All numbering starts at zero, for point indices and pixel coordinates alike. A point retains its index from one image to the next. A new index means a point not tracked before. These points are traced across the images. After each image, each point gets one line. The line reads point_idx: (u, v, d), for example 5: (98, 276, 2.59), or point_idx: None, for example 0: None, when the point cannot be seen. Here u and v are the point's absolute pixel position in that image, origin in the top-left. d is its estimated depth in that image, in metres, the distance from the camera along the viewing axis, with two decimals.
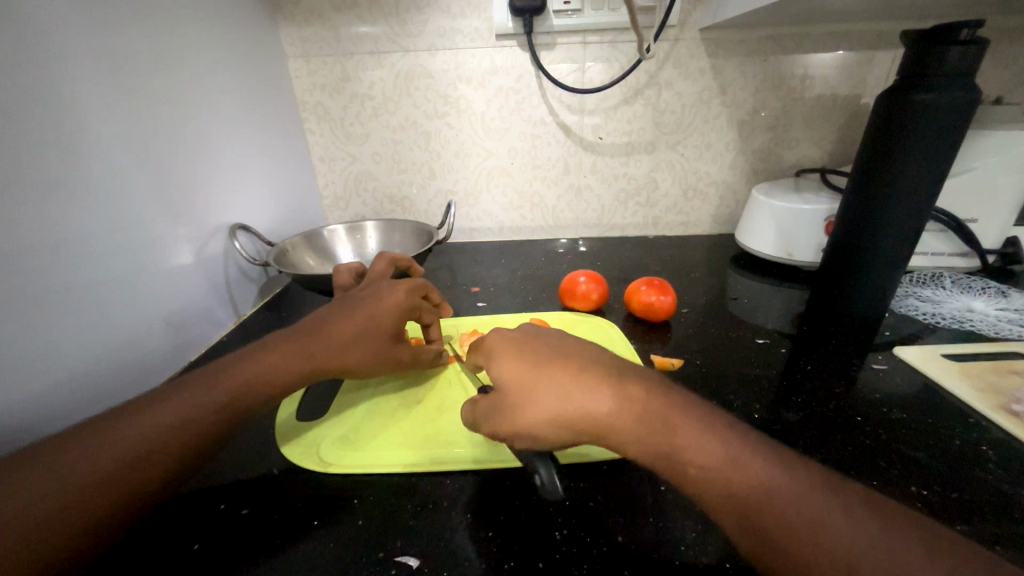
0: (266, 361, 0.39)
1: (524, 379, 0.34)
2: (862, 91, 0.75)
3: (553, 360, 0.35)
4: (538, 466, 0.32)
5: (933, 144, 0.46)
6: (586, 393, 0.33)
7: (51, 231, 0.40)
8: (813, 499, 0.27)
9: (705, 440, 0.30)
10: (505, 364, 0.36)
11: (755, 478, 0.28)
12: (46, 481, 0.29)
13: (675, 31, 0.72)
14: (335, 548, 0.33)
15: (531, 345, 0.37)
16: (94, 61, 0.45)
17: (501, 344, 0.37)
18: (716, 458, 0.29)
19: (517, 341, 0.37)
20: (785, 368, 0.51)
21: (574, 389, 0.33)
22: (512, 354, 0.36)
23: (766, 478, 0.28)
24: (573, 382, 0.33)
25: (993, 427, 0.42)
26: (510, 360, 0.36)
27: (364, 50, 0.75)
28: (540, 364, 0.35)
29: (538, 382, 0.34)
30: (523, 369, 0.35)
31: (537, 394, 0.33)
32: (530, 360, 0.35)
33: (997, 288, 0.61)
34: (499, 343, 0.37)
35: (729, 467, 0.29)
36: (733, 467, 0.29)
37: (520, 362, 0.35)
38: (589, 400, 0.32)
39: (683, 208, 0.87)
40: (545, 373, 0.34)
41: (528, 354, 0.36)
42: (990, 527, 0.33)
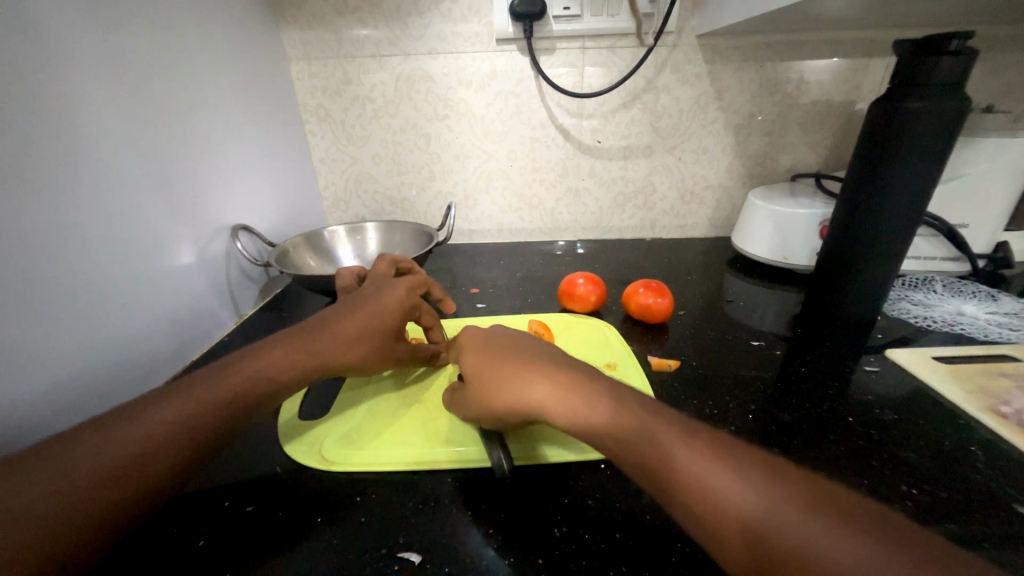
0: (269, 359, 0.40)
1: (479, 369, 0.39)
2: (856, 97, 0.77)
3: (510, 355, 0.39)
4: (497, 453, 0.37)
5: (923, 151, 0.47)
6: (528, 383, 0.36)
7: (53, 231, 0.40)
8: (785, 509, 0.26)
9: (688, 446, 0.30)
10: (470, 359, 0.41)
11: (698, 473, 0.28)
12: (54, 479, 0.29)
13: (673, 37, 0.73)
14: (339, 544, 0.33)
15: (496, 343, 0.41)
16: (95, 62, 0.45)
17: (471, 342, 0.42)
18: (697, 463, 0.29)
19: (484, 340, 0.42)
20: (780, 370, 0.51)
21: (523, 379, 0.36)
22: (474, 350, 0.41)
23: (710, 475, 0.28)
24: (522, 373, 0.37)
25: (982, 428, 0.43)
26: (472, 355, 0.41)
27: (365, 53, 0.76)
28: (498, 359, 0.39)
29: (493, 373, 0.38)
30: (482, 362, 0.39)
31: (493, 384, 0.38)
32: (487, 356, 0.40)
33: (987, 292, 0.63)
34: (469, 341, 0.42)
35: (695, 473, 0.28)
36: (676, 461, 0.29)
37: (482, 357, 0.40)
38: (534, 389, 0.36)
39: (680, 211, 0.88)
40: (500, 366, 0.38)
41: (490, 351, 0.40)
42: (977, 525, 0.34)
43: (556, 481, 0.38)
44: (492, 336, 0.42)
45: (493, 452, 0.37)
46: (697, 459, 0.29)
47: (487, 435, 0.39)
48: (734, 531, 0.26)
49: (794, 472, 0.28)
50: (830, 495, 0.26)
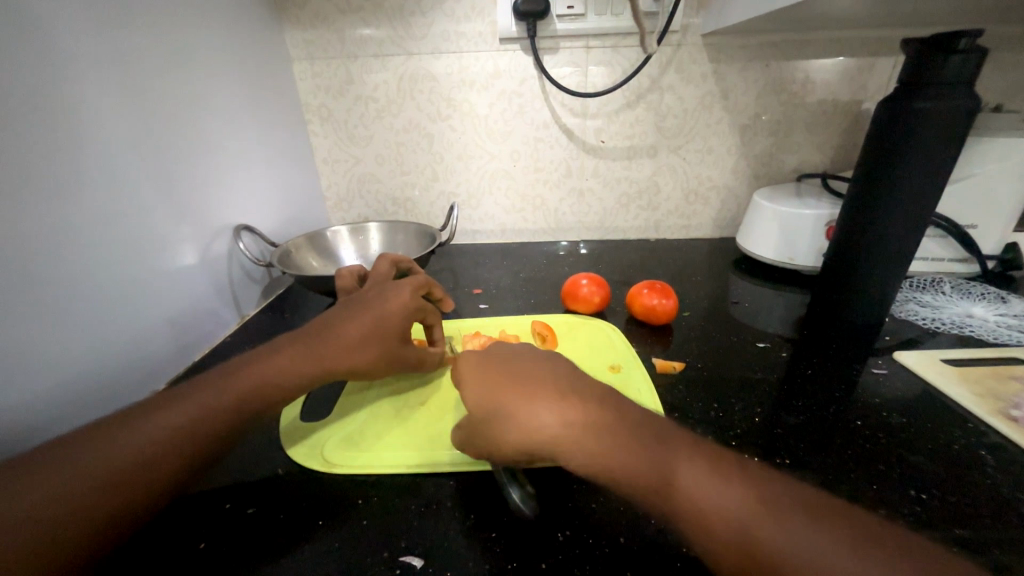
0: (272, 364, 0.39)
1: (485, 403, 0.36)
2: (862, 97, 0.76)
3: (516, 382, 0.36)
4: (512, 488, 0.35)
5: (932, 152, 0.46)
6: (542, 419, 0.33)
7: (55, 231, 0.40)
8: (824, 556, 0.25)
9: (716, 488, 0.28)
10: (473, 388, 0.37)
11: (725, 507, 0.27)
12: (56, 482, 0.29)
13: (678, 36, 0.72)
14: (340, 547, 0.33)
15: (500, 368, 0.38)
16: (97, 62, 0.45)
17: (472, 368, 0.39)
18: (726, 506, 0.27)
19: (486, 365, 0.38)
20: (786, 372, 0.51)
21: (533, 411, 0.34)
22: (479, 379, 0.38)
23: (737, 509, 0.27)
24: (531, 404, 0.34)
25: (991, 431, 0.42)
26: (477, 385, 0.37)
27: (368, 53, 0.76)
28: (503, 388, 0.36)
29: (501, 406, 0.35)
30: (488, 393, 0.36)
31: (502, 418, 0.34)
32: (493, 387, 0.36)
33: (996, 294, 0.62)
34: (469, 367, 0.39)
35: (726, 518, 0.27)
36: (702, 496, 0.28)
37: (487, 387, 0.37)
38: (547, 424, 0.33)
39: (684, 212, 0.87)
40: (508, 395, 0.35)
41: (495, 378, 0.37)
42: (988, 530, 0.33)
43: (560, 485, 0.37)
44: (494, 359, 0.39)
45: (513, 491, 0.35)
46: (721, 491, 0.28)
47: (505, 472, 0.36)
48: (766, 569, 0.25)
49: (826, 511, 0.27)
50: (869, 537, 0.25)
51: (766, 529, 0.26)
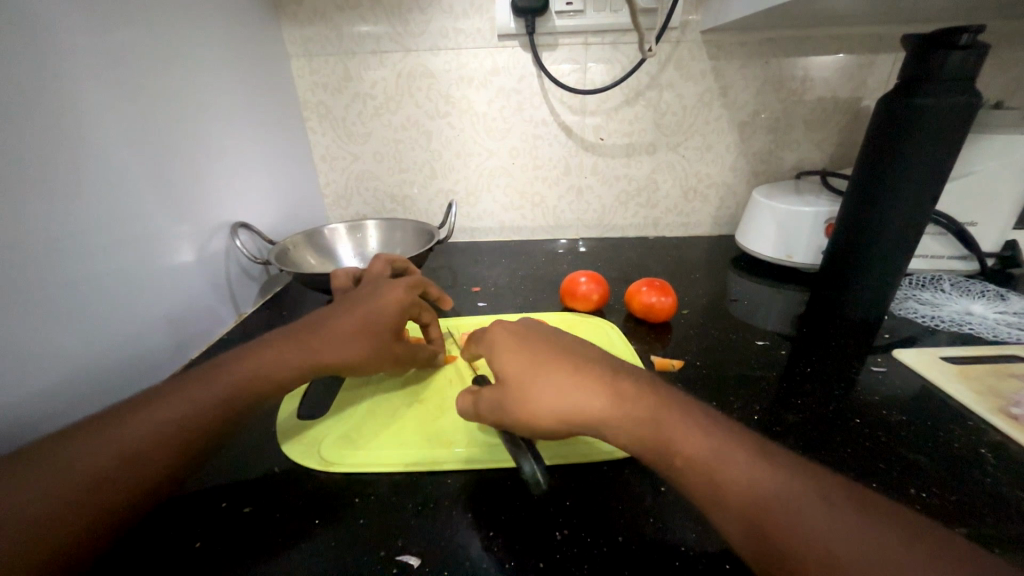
0: (267, 358, 0.39)
1: (519, 371, 0.36)
2: (862, 94, 0.76)
3: (552, 354, 0.37)
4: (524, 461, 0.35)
5: (932, 148, 0.46)
6: (580, 390, 0.34)
7: (50, 228, 0.40)
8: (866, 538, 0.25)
9: (754, 469, 0.28)
10: (507, 358, 0.38)
11: (749, 476, 0.28)
12: (49, 479, 0.29)
13: (677, 33, 0.72)
14: (336, 547, 0.33)
15: (534, 340, 0.38)
16: (92, 56, 0.44)
17: (503, 339, 0.39)
18: (765, 485, 0.27)
19: (520, 337, 0.39)
20: (785, 370, 0.51)
21: (571, 382, 0.34)
22: (512, 350, 0.38)
23: (760, 478, 0.28)
24: (568, 375, 0.35)
25: (991, 429, 0.42)
26: (511, 354, 0.38)
27: (366, 50, 0.75)
28: (540, 358, 0.37)
29: (536, 375, 0.36)
30: (524, 363, 0.37)
31: (536, 386, 0.35)
32: (528, 357, 0.37)
33: (995, 291, 0.62)
34: (501, 337, 0.39)
35: (766, 495, 0.27)
36: (725, 463, 0.29)
37: (522, 357, 0.37)
38: (584, 394, 0.34)
39: (683, 209, 0.87)
40: (544, 367, 0.36)
41: (529, 350, 0.37)
42: (988, 528, 0.33)
43: (559, 484, 0.37)
44: (526, 332, 0.40)
45: (525, 463, 0.36)
46: (745, 461, 0.29)
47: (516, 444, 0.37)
48: (783, 535, 0.26)
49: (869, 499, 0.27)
50: (909, 524, 0.25)
51: (787, 497, 0.27)
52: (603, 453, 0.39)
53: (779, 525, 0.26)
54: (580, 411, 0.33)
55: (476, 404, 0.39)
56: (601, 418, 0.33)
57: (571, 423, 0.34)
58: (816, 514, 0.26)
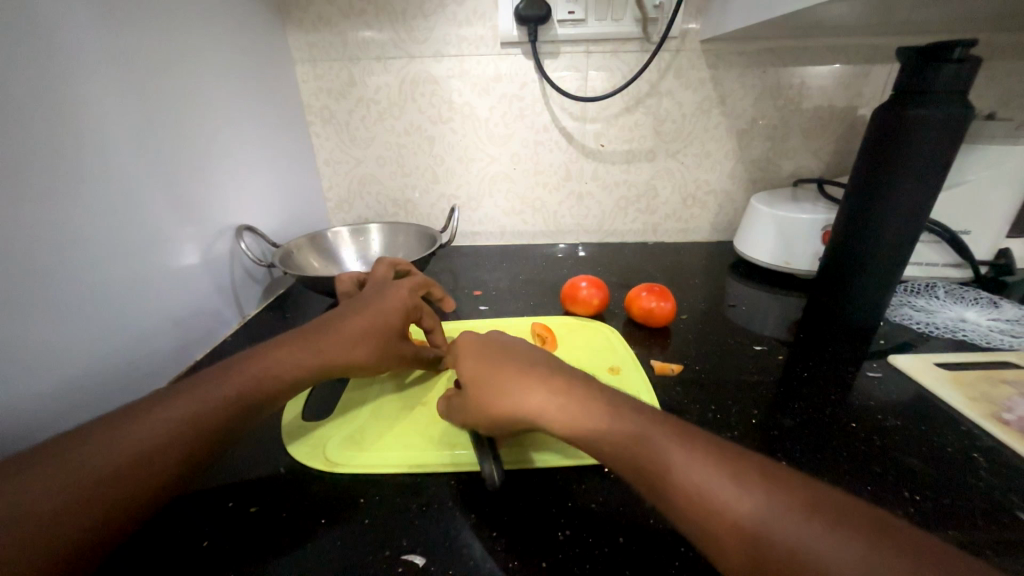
0: (272, 358, 0.40)
1: (475, 375, 0.39)
2: (859, 103, 0.77)
3: (510, 361, 0.39)
4: (483, 461, 0.37)
5: (926, 158, 0.47)
6: (530, 392, 0.36)
7: (53, 229, 0.40)
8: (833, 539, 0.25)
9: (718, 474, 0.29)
10: (467, 363, 0.40)
11: (705, 483, 0.29)
12: (61, 478, 0.29)
13: (677, 42, 0.73)
14: (343, 546, 0.33)
15: (495, 349, 0.41)
16: (98, 61, 0.45)
17: (467, 347, 0.42)
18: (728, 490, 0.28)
19: (483, 346, 0.41)
20: (782, 375, 0.52)
21: (522, 384, 0.37)
22: (472, 355, 0.41)
23: (718, 488, 0.28)
24: (521, 380, 0.37)
25: (984, 435, 0.43)
26: (470, 360, 0.40)
27: (371, 55, 0.76)
28: (497, 364, 0.39)
29: (490, 377, 0.38)
30: (482, 370, 0.39)
31: (490, 389, 0.38)
32: (485, 362, 0.39)
33: (989, 299, 0.63)
34: (465, 344, 0.42)
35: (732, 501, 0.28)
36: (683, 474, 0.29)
37: (479, 362, 0.40)
38: (534, 399, 0.36)
39: (682, 215, 0.88)
40: (500, 373, 0.38)
41: (490, 358, 0.40)
42: (982, 532, 0.34)
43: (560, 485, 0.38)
44: (491, 341, 0.42)
45: (485, 464, 0.37)
46: (700, 470, 0.29)
47: (480, 443, 0.38)
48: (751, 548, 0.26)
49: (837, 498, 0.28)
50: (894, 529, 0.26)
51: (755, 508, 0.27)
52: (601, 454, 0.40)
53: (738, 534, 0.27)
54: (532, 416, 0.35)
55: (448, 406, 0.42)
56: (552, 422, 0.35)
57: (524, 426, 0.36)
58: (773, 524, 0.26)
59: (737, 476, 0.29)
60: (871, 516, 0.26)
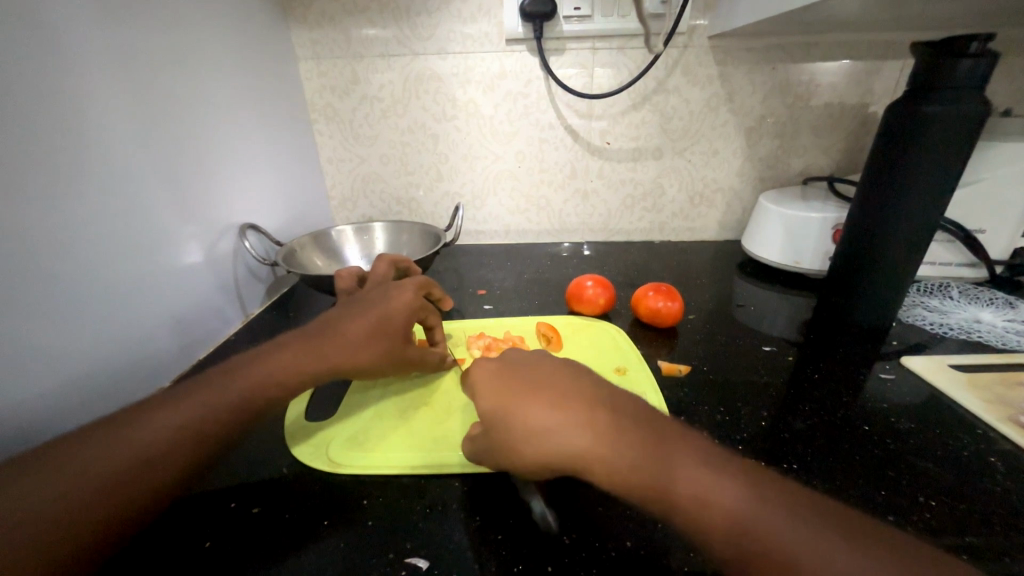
0: (277, 361, 0.39)
1: (497, 408, 0.35)
2: (869, 100, 0.76)
3: (530, 388, 0.35)
4: (534, 502, 0.34)
5: (942, 156, 0.46)
6: (562, 427, 0.32)
7: (56, 227, 0.40)
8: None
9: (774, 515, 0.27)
10: (485, 394, 0.37)
11: (760, 524, 0.27)
12: (61, 479, 0.29)
13: (684, 38, 0.72)
14: (345, 548, 0.33)
15: (512, 374, 0.37)
16: (100, 59, 0.45)
17: (483, 375, 0.38)
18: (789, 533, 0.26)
19: (497, 371, 0.38)
20: (792, 376, 0.51)
21: (551, 418, 0.33)
22: (491, 384, 0.37)
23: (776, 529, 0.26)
24: (546, 410, 0.33)
25: (1001, 438, 0.42)
26: (490, 390, 0.36)
27: (374, 53, 0.76)
28: (517, 393, 0.35)
29: (515, 412, 0.34)
30: (503, 401, 0.35)
31: (515, 424, 0.34)
32: (507, 392, 0.36)
33: (1003, 300, 0.62)
34: (480, 371, 0.38)
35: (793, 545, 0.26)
36: (710, 495, 0.28)
37: (500, 392, 0.36)
38: (564, 433, 0.32)
39: (689, 214, 0.87)
40: (524, 403, 0.34)
41: (506, 384, 0.36)
42: (1000, 539, 0.33)
43: (566, 486, 0.37)
44: (505, 365, 0.39)
45: (535, 503, 0.34)
46: (730, 496, 0.28)
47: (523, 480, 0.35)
48: None
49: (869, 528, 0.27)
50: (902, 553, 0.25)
51: (820, 552, 0.25)
52: None
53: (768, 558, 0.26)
54: (563, 452, 0.32)
55: (474, 446, 0.37)
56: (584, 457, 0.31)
57: (555, 466, 0.32)
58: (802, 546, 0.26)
59: (761, 495, 0.28)
60: (888, 542, 0.26)
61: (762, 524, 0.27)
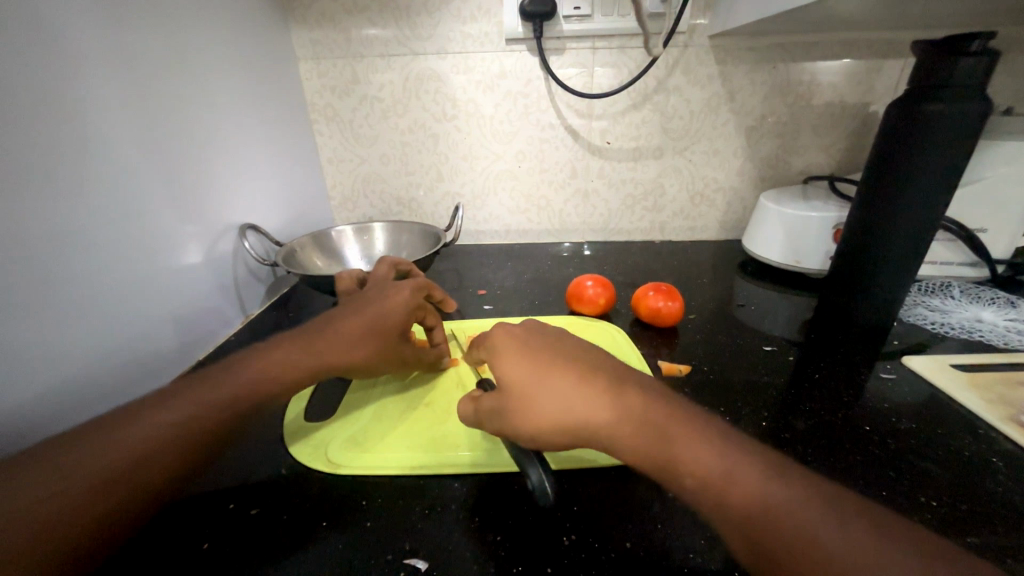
0: (275, 358, 0.39)
1: (517, 377, 0.35)
2: (870, 99, 0.75)
3: (554, 361, 0.35)
4: (529, 469, 0.34)
5: (944, 154, 0.45)
6: (584, 399, 0.33)
7: (53, 227, 0.40)
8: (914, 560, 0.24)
9: (791, 492, 0.27)
10: (506, 363, 0.36)
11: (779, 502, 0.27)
12: (60, 476, 0.29)
13: (684, 37, 0.72)
14: (344, 548, 0.33)
15: (535, 344, 0.37)
16: (101, 58, 0.45)
17: (505, 343, 0.38)
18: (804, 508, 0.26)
19: (520, 340, 0.38)
20: (793, 376, 0.50)
21: (574, 391, 0.33)
22: (513, 354, 0.37)
23: (793, 507, 0.26)
24: (570, 384, 0.34)
25: (1003, 438, 0.41)
26: (512, 359, 0.36)
27: (374, 53, 0.76)
28: (541, 365, 0.35)
29: (537, 382, 0.34)
30: (525, 369, 0.35)
31: (536, 395, 0.34)
32: (530, 362, 0.36)
33: (1005, 299, 0.61)
34: (502, 341, 0.38)
35: (811, 524, 0.26)
36: (729, 473, 0.28)
37: (523, 362, 0.36)
38: (586, 404, 0.33)
39: (690, 213, 0.87)
40: (545, 373, 0.35)
41: (529, 355, 0.36)
42: (1002, 539, 0.33)
43: (564, 488, 0.37)
44: (528, 335, 0.39)
45: (531, 471, 0.34)
46: (746, 472, 0.28)
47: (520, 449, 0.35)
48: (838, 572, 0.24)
49: (879, 518, 0.26)
50: (910, 541, 0.25)
51: (835, 529, 0.26)
52: (610, 458, 0.39)
53: (781, 537, 0.26)
54: (583, 421, 0.32)
55: (479, 414, 0.37)
56: (603, 426, 0.32)
57: (572, 436, 0.33)
58: (817, 522, 0.26)
59: (780, 477, 0.28)
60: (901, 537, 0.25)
61: (778, 506, 0.27)
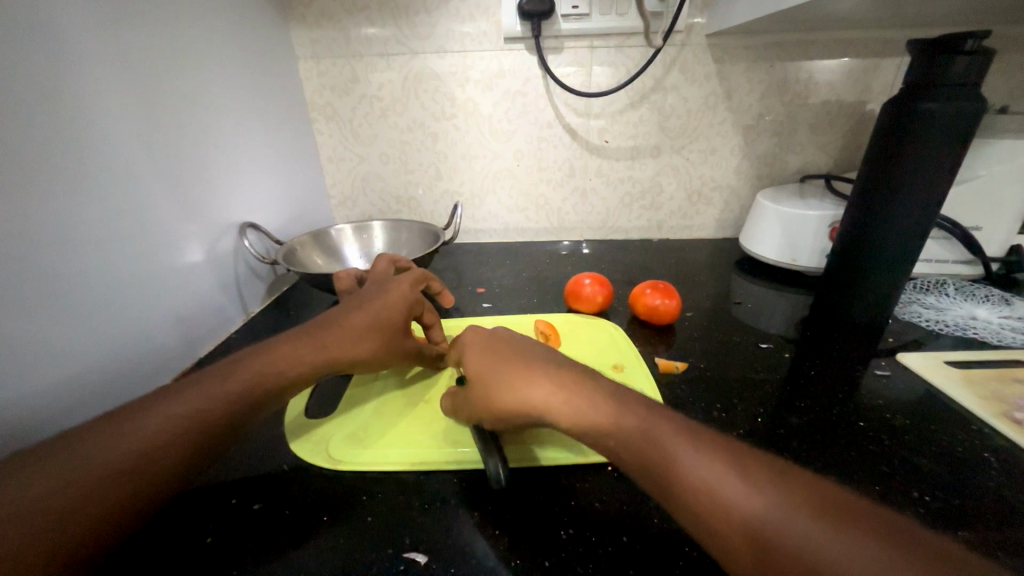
0: (279, 354, 0.40)
1: (483, 371, 0.38)
2: (867, 98, 0.76)
3: (514, 356, 0.38)
4: (488, 460, 0.36)
5: (940, 153, 0.46)
6: (538, 386, 0.35)
7: (53, 226, 0.40)
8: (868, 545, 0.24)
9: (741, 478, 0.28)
10: (473, 361, 0.40)
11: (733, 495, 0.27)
12: (67, 474, 0.29)
13: (682, 36, 0.72)
14: (346, 543, 0.33)
15: (498, 343, 0.40)
16: (102, 58, 0.45)
17: (472, 340, 0.41)
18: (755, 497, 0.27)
19: (487, 339, 0.41)
20: (789, 373, 0.51)
21: (536, 382, 0.35)
22: (479, 351, 0.40)
23: (743, 496, 0.27)
24: (530, 375, 0.36)
25: (995, 434, 0.42)
26: (477, 356, 0.40)
27: (373, 52, 0.76)
28: (503, 359, 0.38)
29: (500, 375, 0.37)
30: (488, 367, 0.38)
31: (501, 387, 0.37)
32: (491, 356, 0.39)
33: (1000, 296, 0.62)
34: (470, 338, 0.42)
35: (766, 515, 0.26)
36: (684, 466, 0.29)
37: (486, 358, 0.39)
38: (538, 392, 0.35)
39: (687, 212, 0.87)
40: (505, 369, 0.37)
41: (493, 351, 0.39)
42: (994, 534, 0.33)
43: (560, 483, 0.38)
44: (495, 335, 0.41)
45: (490, 462, 0.36)
46: (699, 461, 0.29)
47: (484, 443, 0.37)
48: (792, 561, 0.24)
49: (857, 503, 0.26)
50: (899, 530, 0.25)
51: (788, 518, 0.26)
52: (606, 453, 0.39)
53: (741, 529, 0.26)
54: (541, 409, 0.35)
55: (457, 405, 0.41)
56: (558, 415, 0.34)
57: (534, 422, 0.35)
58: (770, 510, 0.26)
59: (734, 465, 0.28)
60: (901, 526, 0.25)
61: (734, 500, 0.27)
